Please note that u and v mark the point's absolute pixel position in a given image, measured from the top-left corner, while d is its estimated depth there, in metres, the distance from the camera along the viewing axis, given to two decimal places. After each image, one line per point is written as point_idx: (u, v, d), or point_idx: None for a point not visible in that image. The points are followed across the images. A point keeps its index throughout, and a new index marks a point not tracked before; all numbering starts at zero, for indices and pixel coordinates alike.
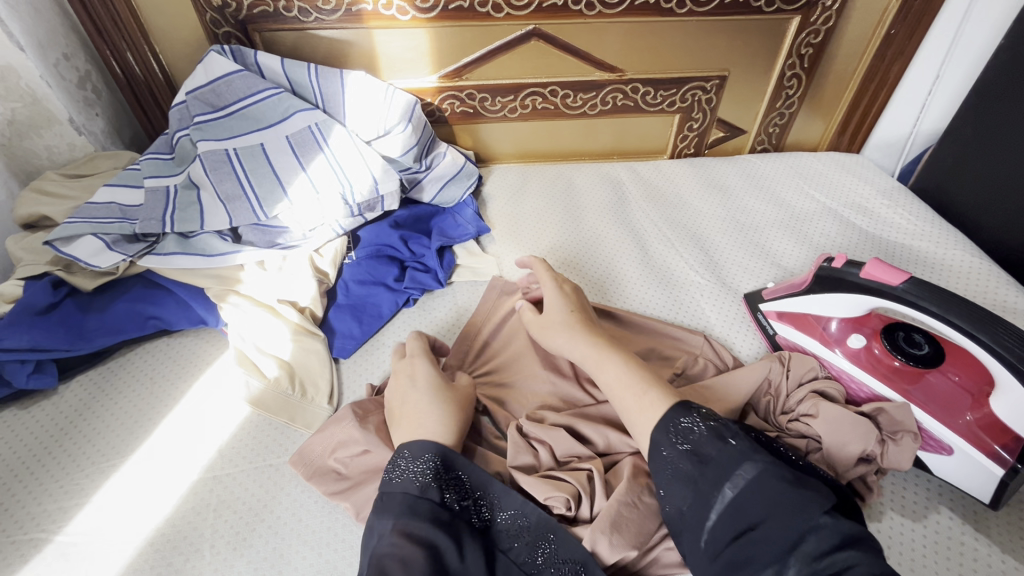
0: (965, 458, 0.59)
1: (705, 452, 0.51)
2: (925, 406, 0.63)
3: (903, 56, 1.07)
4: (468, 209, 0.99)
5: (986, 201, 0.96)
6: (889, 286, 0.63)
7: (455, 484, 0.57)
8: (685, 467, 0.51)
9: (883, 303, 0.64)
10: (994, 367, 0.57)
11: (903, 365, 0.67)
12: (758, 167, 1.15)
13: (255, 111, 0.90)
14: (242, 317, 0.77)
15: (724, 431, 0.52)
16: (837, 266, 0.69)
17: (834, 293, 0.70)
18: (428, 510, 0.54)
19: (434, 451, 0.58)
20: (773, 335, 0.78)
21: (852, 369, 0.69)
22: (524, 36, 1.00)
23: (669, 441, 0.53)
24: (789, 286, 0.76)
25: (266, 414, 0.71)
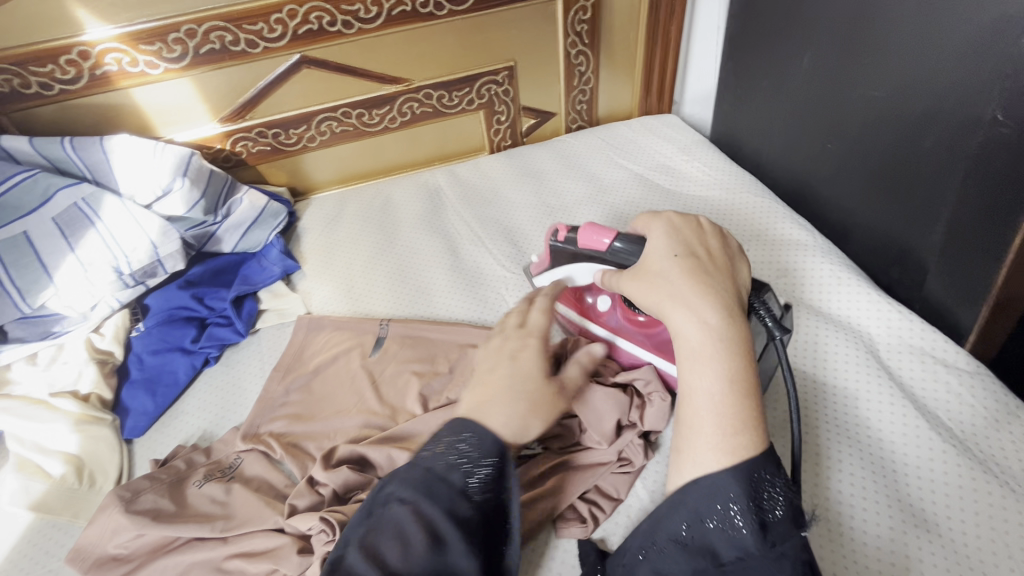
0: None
1: (782, 530, 0.45)
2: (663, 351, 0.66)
3: (674, 14, 1.11)
4: (273, 249, 0.97)
5: (761, 140, 1.00)
6: (601, 251, 0.68)
7: (484, 475, 0.49)
8: (749, 539, 0.44)
9: (606, 265, 0.68)
10: None
11: (645, 316, 0.69)
12: (570, 146, 1.18)
13: (12, 197, 0.84)
14: (15, 420, 0.73)
15: (798, 515, 0.47)
16: (562, 237, 0.72)
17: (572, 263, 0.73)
18: (447, 494, 0.47)
19: (490, 441, 0.51)
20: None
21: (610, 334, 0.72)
22: (293, 66, 0.98)
23: (745, 500, 0.45)
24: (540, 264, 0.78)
25: (48, 515, 0.68)
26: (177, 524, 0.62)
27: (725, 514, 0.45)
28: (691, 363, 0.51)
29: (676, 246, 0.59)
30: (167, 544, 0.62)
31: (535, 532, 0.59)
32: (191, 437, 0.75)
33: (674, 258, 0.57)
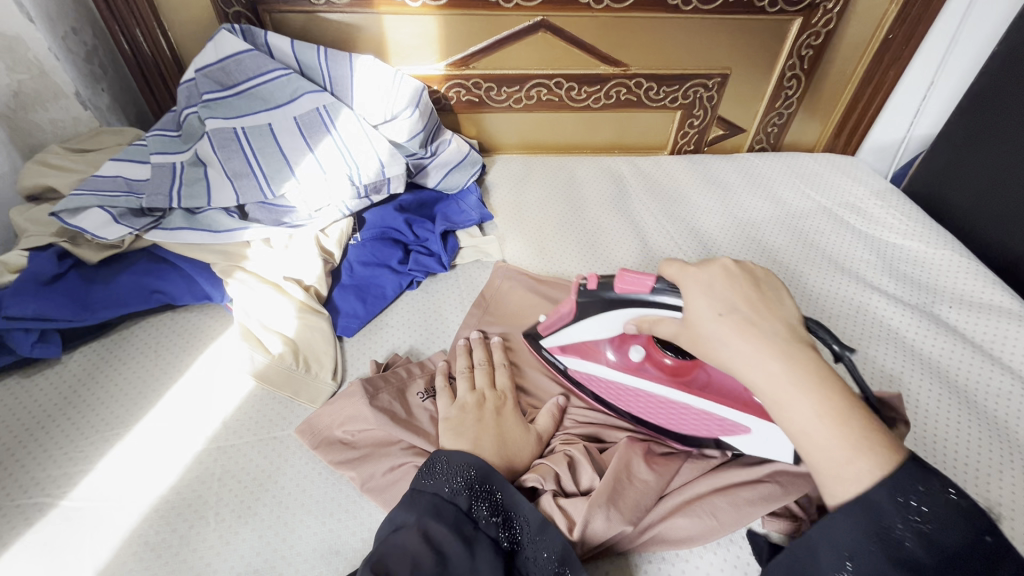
0: (765, 430, 0.60)
1: (948, 544, 0.41)
2: (710, 395, 0.64)
3: (899, 61, 1.10)
4: (471, 195, 1.00)
5: (973, 205, 0.99)
6: (641, 297, 0.60)
7: (486, 504, 0.54)
8: (914, 550, 0.41)
9: (645, 313, 0.60)
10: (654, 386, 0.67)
11: (675, 361, 0.67)
12: (754, 164, 1.18)
13: (264, 90, 0.90)
14: (248, 293, 0.79)
15: (976, 521, 0.42)
16: (590, 288, 0.65)
17: (587, 317, 0.68)
18: (451, 517, 0.52)
19: (483, 470, 0.56)
20: (564, 369, 0.74)
21: (646, 385, 0.68)
22: (532, 28, 1.01)
23: (903, 516, 0.42)
24: (557, 319, 0.71)
25: (270, 388, 0.72)
26: (406, 427, 0.65)
27: (886, 529, 0.42)
28: (780, 404, 0.46)
29: (714, 302, 0.51)
30: (389, 443, 0.65)
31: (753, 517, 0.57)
32: (400, 350, 0.79)
33: (719, 316, 0.50)
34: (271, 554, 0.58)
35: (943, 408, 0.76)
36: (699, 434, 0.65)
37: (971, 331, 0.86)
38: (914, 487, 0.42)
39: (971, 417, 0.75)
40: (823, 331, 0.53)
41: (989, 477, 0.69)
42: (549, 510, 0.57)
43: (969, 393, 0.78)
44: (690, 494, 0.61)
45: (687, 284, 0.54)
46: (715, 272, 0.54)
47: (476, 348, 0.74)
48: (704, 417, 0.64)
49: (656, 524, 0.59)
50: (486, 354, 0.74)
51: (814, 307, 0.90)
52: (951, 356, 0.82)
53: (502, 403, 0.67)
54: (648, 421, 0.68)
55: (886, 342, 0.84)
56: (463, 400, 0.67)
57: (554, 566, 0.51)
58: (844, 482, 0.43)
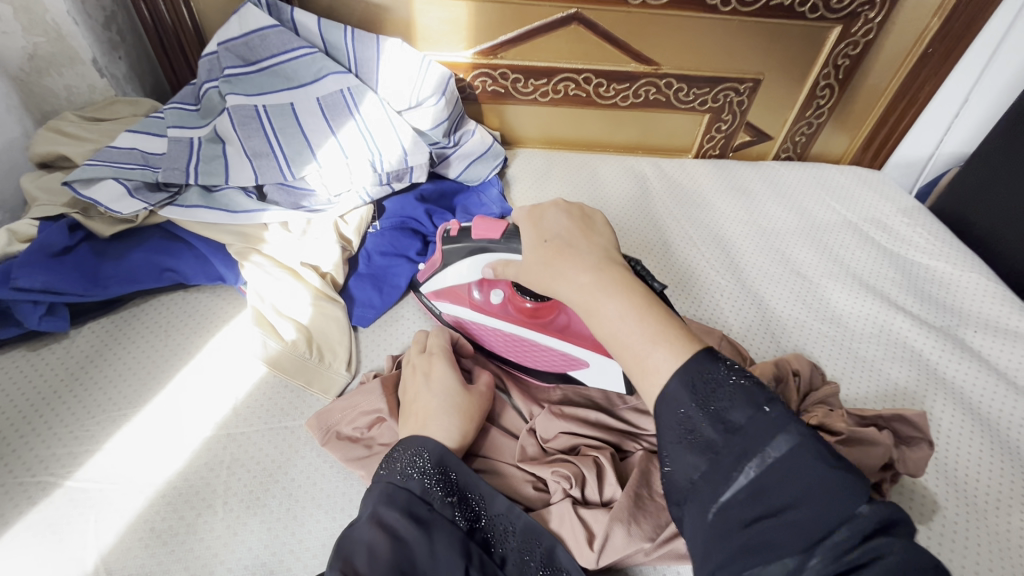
0: (601, 365, 0.70)
1: (788, 455, 0.39)
2: (564, 336, 0.71)
3: (936, 76, 1.08)
4: (493, 188, 0.98)
5: (1005, 230, 0.97)
6: (494, 240, 0.64)
7: (442, 484, 0.54)
8: (707, 433, 0.41)
9: (499, 257, 0.64)
10: (522, 331, 0.73)
11: (533, 304, 0.72)
12: (780, 173, 1.16)
13: (288, 68, 0.88)
14: (263, 276, 0.77)
15: (757, 395, 0.41)
16: (455, 234, 0.70)
17: (456, 264, 0.71)
18: (406, 503, 0.51)
19: (435, 450, 0.56)
20: (440, 314, 0.78)
21: (504, 324, 0.74)
22: (565, 20, 0.98)
23: (689, 399, 0.42)
24: (432, 264, 0.75)
25: (282, 375, 0.70)
26: None
27: (687, 421, 0.42)
28: (590, 312, 0.49)
29: (540, 233, 0.55)
30: None
31: None
32: None
33: (546, 243, 0.54)
34: (281, 549, 0.56)
35: (967, 435, 0.74)
36: (552, 368, 0.73)
37: (997, 358, 0.84)
38: (702, 374, 0.42)
39: (997, 448, 0.73)
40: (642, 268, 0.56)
41: (1018, 509, 0.67)
42: (571, 519, 0.56)
43: (995, 423, 0.76)
44: None
45: (541, 223, 0.56)
46: (555, 210, 0.57)
47: (431, 335, 0.70)
48: (551, 354, 0.72)
49: (674, 539, 0.57)
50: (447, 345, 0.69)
51: (837, 323, 0.88)
52: (978, 385, 0.80)
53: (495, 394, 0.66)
54: (505, 357, 0.75)
55: (913, 367, 0.82)
56: (438, 378, 0.63)
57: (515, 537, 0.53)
58: (657, 373, 0.44)
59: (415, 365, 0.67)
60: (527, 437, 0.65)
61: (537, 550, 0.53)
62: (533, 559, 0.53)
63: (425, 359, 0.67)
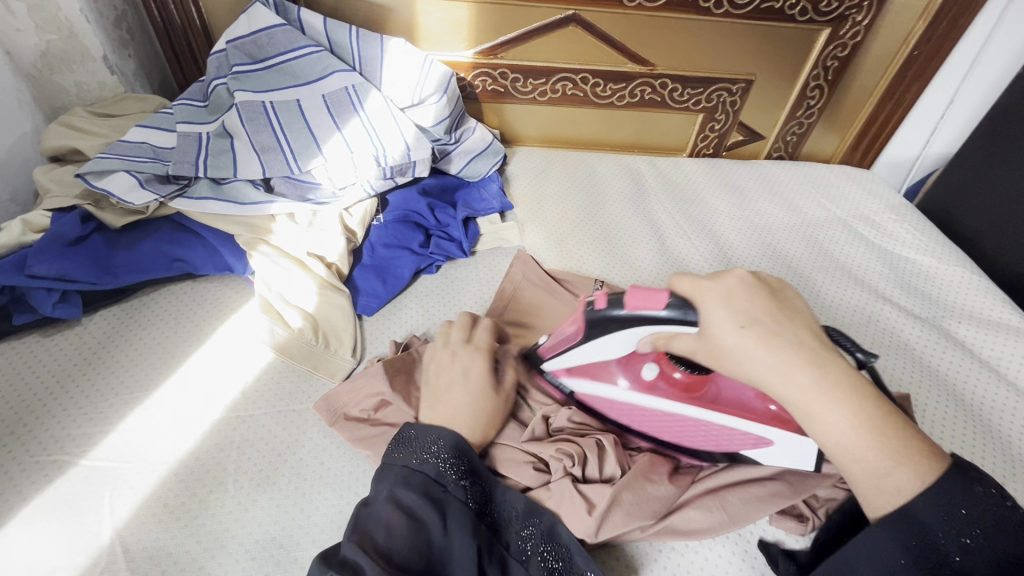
0: (786, 440, 0.60)
1: (990, 552, 0.44)
2: (726, 410, 0.62)
3: (921, 77, 1.11)
4: (493, 184, 1.01)
5: (987, 225, 1.01)
6: (656, 313, 0.55)
7: (454, 467, 0.57)
8: (956, 559, 0.44)
9: (656, 330, 0.56)
10: (682, 407, 0.63)
11: (686, 376, 0.63)
12: (771, 171, 1.19)
13: (294, 66, 0.90)
14: (271, 266, 0.79)
15: (1000, 515, 0.45)
16: (599, 309, 0.60)
17: (603, 337, 0.61)
18: (420, 484, 0.55)
19: (450, 439, 0.59)
20: (569, 393, 0.70)
21: (660, 405, 0.64)
22: (563, 21, 1.02)
23: (939, 510, 0.45)
24: (563, 339, 0.65)
25: (290, 361, 0.72)
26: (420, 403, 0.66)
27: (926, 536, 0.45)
28: (812, 416, 0.47)
29: (732, 313, 0.49)
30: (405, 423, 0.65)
31: (760, 514, 0.59)
32: (417, 332, 0.79)
33: (742, 329, 0.48)
34: (290, 524, 0.59)
35: (949, 419, 0.77)
36: (720, 448, 0.63)
37: (979, 347, 0.87)
38: (959, 493, 0.45)
39: (977, 431, 0.76)
40: (845, 340, 0.54)
41: None
42: (570, 495, 0.58)
43: (975, 407, 0.79)
44: (700, 490, 0.62)
45: (703, 298, 0.51)
46: (730, 281, 0.52)
47: (476, 324, 0.72)
48: (724, 435, 0.63)
49: (669, 516, 0.60)
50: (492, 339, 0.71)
51: (825, 313, 0.91)
52: (959, 372, 0.83)
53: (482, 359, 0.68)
54: (661, 439, 0.66)
55: (897, 354, 0.85)
56: (477, 378, 0.65)
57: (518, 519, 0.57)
58: (887, 494, 0.46)
59: (455, 356, 0.68)
60: (537, 422, 0.67)
61: (540, 532, 0.56)
62: (535, 539, 0.56)
63: (451, 353, 0.69)
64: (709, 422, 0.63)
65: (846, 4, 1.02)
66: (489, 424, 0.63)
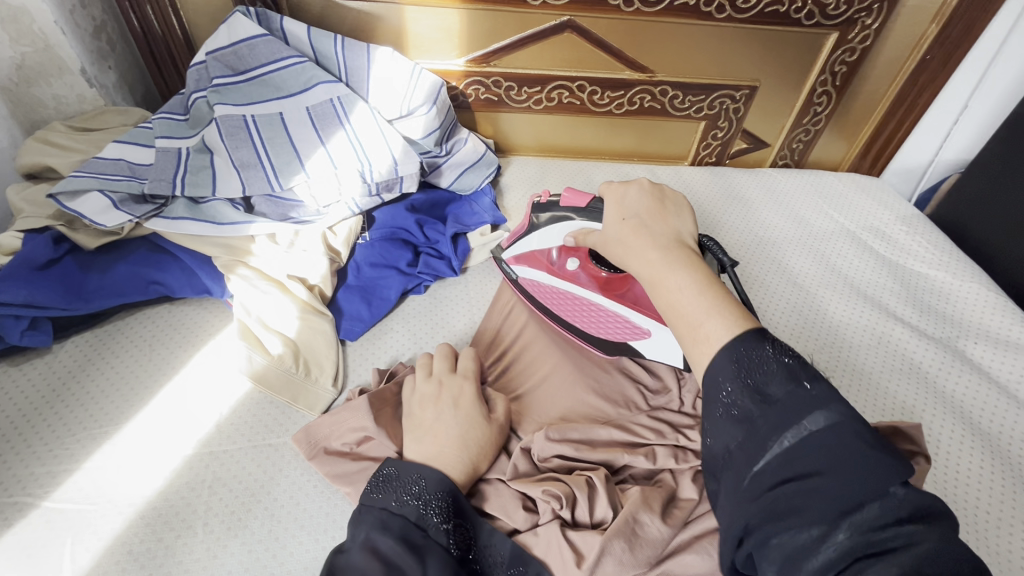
0: (662, 335, 0.67)
1: (774, 392, 0.43)
2: (635, 307, 0.70)
3: (934, 82, 1.06)
4: (485, 197, 0.97)
5: (1007, 239, 0.96)
6: (578, 210, 0.69)
7: (438, 509, 0.53)
8: (745, 406, 0.43)
9: (581, 225, 0.69)
10: (597, 297, 0.73)
11: (607, 274, 0.73)
12: (776, 180, 1.15)
13: (277, 78, 0.87)
14: (250, 290, 0.76)
15: (796, 371, 0.43)
16: (544, 202, 0.74)
17: (542, 225, 0.74)
18: (401, 529, 0.51)
19: (433, 479, 0.55)
20: (517, 278, 0.80)
21: (578, 291, 0.74)
22: (558, 28, 0.97)
23: (735, 374, 0.44)
24: (518, 231, 0.78)
25: (268, 391, 0.69)
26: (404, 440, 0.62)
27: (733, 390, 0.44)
28: (660, 280, 0.52)
29: (621, 209, 0.59)
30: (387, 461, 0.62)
31: None
32: (403, 358, 0.75)
33: (623, 221, 0.58)
34: (262, 572, 0.55)
35: (967, 450, 0.72)
36: (614, 337, 0.72)
37: (997, 370, 0.82)
38: (752, 356, 0.44)
39: (998, 464, 0.71)
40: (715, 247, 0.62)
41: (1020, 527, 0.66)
42: (558, 543, 0.55)
43: (994, 437, 0.74)
44: (699, 531, 0.58)
45: (608, 198, 0.62)
46: (633, 189, 0.61)
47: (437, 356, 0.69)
48: (619, 321, 0.71)
49: (664, 561, 0.56)
50: (477, 367, 0.69)
51: (833, 334, 0.86)
52: (977, 398, 0.79)
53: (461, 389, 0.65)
54: (573, 324, 0.75)
55: (911, 380, 0.81)
56: (468, 409, 0.62)
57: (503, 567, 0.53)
58: (707, 338, 0.47)
59: (442, 386, 0.65)
60: (519, 456, 0.63)
61: None
62: None
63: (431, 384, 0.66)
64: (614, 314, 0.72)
65: (854, 7, 0.97)
66: (479, 457, 0.59)
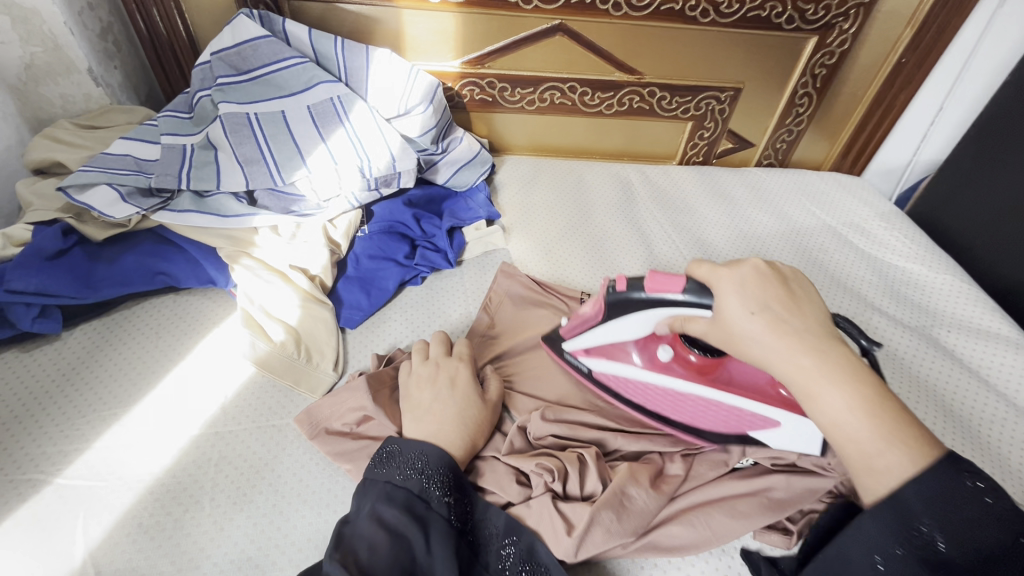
0: (794, 422, 0.62)
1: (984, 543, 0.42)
2: (739, 394, 0.65)
3: (910, 84, 1.11)
4: (480, 194, 1.00)
5: (978, 233, 1.00)
6: (672, 294, 0.59)
7: (439, 483, 0.56)
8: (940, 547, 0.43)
9: (674, 312, 0.60)
10: (698, 388, 0.66)
11: (699, 359, 0.66)
12: (761, 178, 1.19)
13: (279, 77, 0.90)
14: (254, 280, 0.79)
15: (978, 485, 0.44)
16: (619, 289, 0.63)
17: (620, 315, 0.65)
18: (404, 500, 0.54)
19: (436, 455, 0.58)
20: (587, 372, 0.73)
21: (674, 384, 0.67)
22: (550, 31, 1.01)
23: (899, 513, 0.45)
24: (579, 322, 0.70)
25: (271, 376, 0.72)
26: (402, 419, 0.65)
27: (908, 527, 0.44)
28: (813, 395, 0.48)
29: (746, 300, 0.52)
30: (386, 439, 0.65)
31: (744, 530, 0.59)
32: (401, 345, 0.78)
33: (752, 315, 0.51)
34: (267, 543, 0.58)
35: (937, 429, 0.76)
36: (727, 429, 0.66)
37: (969, 356, 0.86)
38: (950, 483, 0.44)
39: (965, 443, 0.75)
40: (850, 327, 0.58)
41: None
42: (549, 513, 0.58)
43: (964, 418, 0.78)
44: (685, 504, 0.62)
45: (719, 287, 0.54)
46: (747, 271, 0.54)
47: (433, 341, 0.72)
48: (735, 413, 0.65)
49: (651, 532, 0.59)
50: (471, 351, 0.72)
51: None
52: (948, 382, 0.83)
53: (457, 370, 0.68)
54: (673, 419, 0.68)
55: (887, 365, 0.84)
56: (464, 390, 0.65)
57: (501, 538, 0.56)
58: (884, 472, 0.45)
59: (439, 368, 0.68)
60: (516, 434, 0.66)
61: (520, 552, 0.55)
62: (516, 558, 0.55)
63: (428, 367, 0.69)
64: (721, 403, 0.65)
65: (833, 12, 1.02)
66: (477, 434, 0.63)
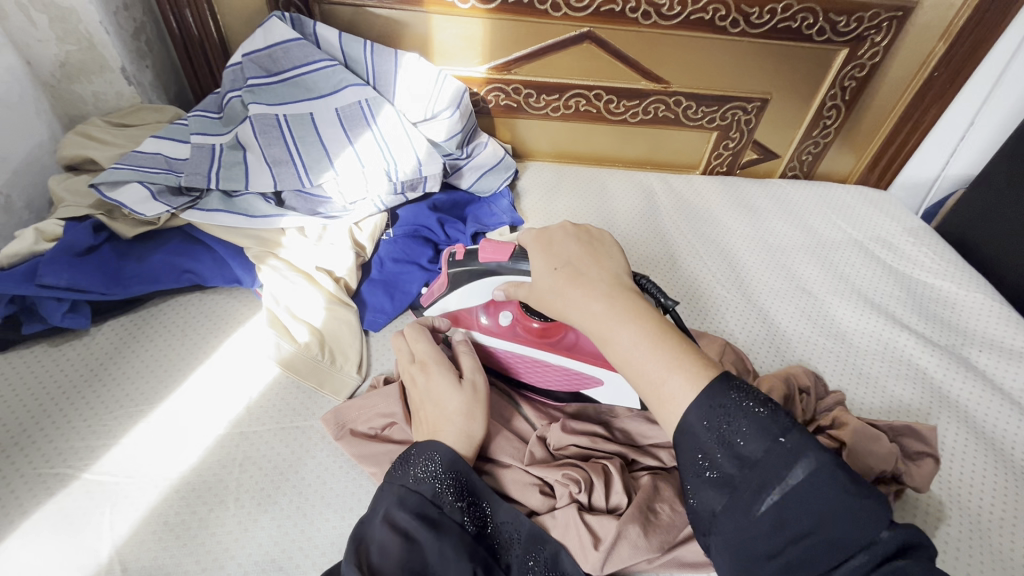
0: (614, 382, 0.70)
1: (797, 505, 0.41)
2: (570, 355, 0.71)
3: (941, 99, 1.09)
4: (503, 200, 1.00)
5: (1011, 250, 0.98)
6: (501, 262, 0.68)
7: (452, 487, 0.55)
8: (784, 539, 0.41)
9: (510, 280, 0.68)
10: (538, 353, 0.72)
11: (541, 324, 0.71)
12: (786, 190, 1.18)
13: (309, 80, 0.91)
14: (278, 280, 0.79)
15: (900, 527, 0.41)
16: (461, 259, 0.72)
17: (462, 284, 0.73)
18: (416, 504, 0.53)
19: (447, 455, 0.56)
20: None
21: (512, 346, 0.72)
22: (578, 38, 1.01)
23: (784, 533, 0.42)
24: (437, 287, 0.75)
25: (295, 377, 0.72)
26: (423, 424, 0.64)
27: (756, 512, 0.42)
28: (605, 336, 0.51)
29: (550, 259, 0.57)
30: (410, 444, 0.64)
31: None
32: None
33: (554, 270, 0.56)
34: (290, 545, 0.58)
35: (970, 452, 0.74)
36: (562, 386, 0.73)
37: (1003, 378, 0.84)
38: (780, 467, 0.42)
39: (999, 467, 0.73)
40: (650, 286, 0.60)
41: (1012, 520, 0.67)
42: (576, 526, 0.57)
43: (997, 441, 0.76)
44: None
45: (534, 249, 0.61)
46: (562, 235, 0.60)
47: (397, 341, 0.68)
48: (568, 373, 0.72)
49: (676, 547, 0.58)
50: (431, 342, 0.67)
51: (840, 338, 0.89)
52: (980, 402, 0.81)
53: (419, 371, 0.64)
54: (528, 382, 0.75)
55: (915, 383, 0.83)
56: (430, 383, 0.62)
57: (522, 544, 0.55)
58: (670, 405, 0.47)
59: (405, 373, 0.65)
60: (537, 444, 0.65)
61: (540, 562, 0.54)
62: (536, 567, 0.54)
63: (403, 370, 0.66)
64: (551, 365, 0.72)
65: (864, 25, 1.00)
66: None
